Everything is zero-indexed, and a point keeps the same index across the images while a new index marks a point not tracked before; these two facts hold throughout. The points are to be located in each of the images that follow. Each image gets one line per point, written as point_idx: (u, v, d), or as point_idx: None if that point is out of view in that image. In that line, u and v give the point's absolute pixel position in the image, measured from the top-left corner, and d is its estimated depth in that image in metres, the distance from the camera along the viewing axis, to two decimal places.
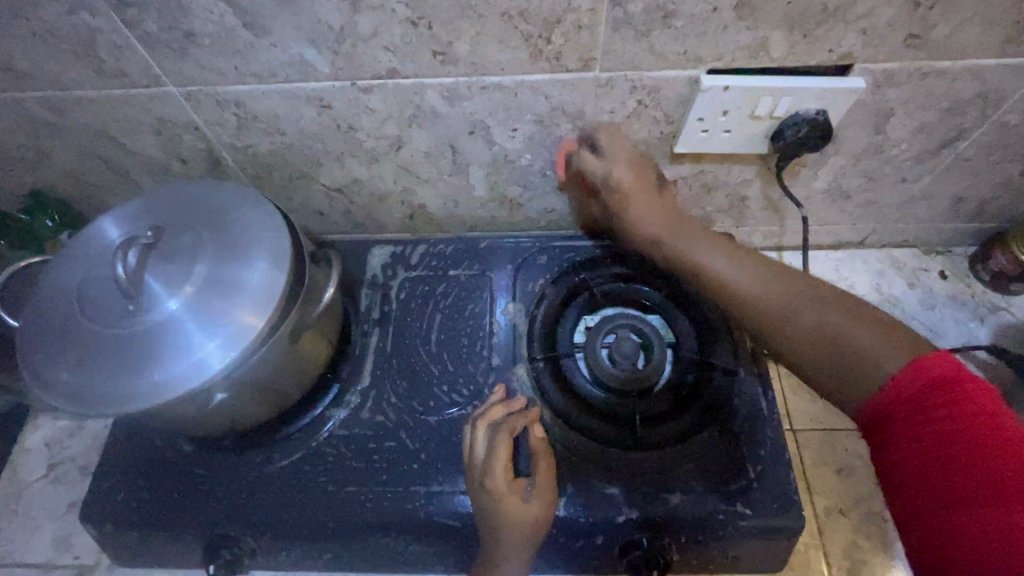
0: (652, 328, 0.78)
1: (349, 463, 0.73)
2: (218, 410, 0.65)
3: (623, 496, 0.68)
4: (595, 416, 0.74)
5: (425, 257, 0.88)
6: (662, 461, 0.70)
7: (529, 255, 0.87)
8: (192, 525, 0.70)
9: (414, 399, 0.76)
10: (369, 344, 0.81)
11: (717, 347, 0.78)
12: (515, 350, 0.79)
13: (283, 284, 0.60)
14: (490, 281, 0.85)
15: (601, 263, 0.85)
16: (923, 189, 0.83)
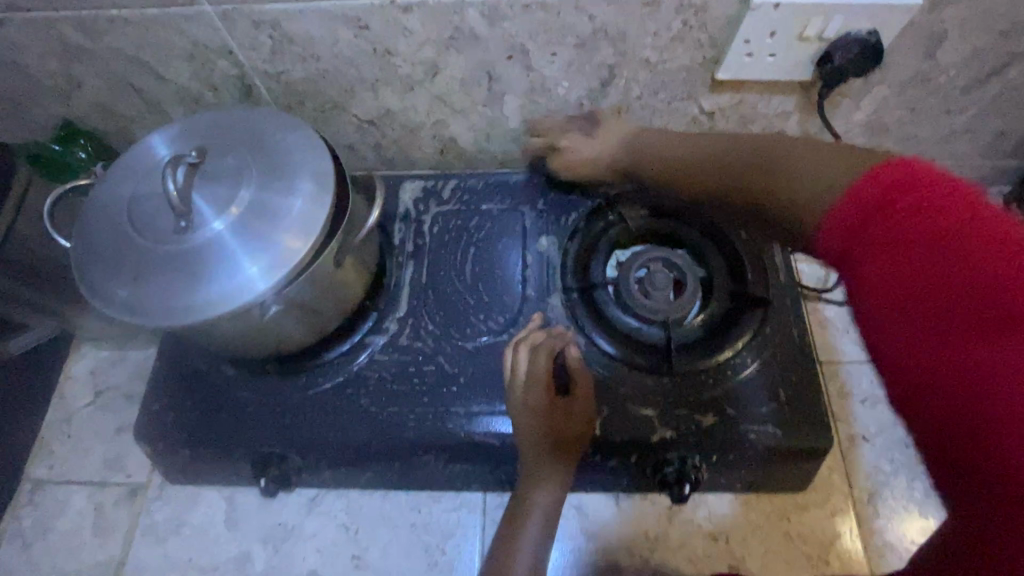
0: (685, 263, 0.79)
1: (390, 387, 0.75)
2: (266, 330, 0.66)
3: (657, 417, 0.71)
4: (628, 346, 0.76)
5: (457, 192, 0.87)
6: (694, 387, 0.72)
7: (561, 190, 0.86)
8: (242, 442, 0.74)
9: (451, 328, 0.78)
10: (405, 276, 0.82)
11: (751, 279, 0.78)
12: (548, 282, 0.80)
13: (326, 209, 0.60)
14: (523, 215, 0.85)
15: (634, 198, 0.85)
16: (966, 122, 0.81)
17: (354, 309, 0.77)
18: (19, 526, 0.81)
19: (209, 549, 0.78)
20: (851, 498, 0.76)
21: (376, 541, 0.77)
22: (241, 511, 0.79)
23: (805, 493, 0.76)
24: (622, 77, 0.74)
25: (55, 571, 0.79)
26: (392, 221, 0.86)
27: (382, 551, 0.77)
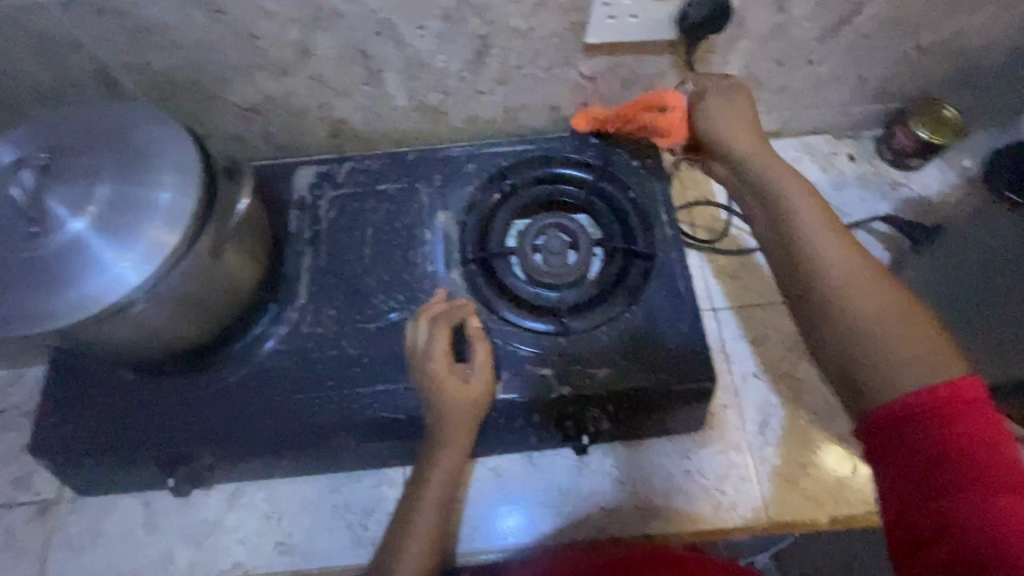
0: (580, 226, 0.81)
1: (294, 374, 0.75)
2: (151, 329, 0.65)
3: (555, 375, 0.74)
4: (528, 310, 0.78)
5: (352, 174, 0.87)
6: (589, 343, 0.76)
7: (456, 164, 0.87)
8: (147, 446, 0.73)
9: (353, 310, 0.78)
10: (303, 263, 0.81)
11: (640, 237, 0.81)
12: (448, 257, 0.81)
13: (192, 194, 0.59)
14: (420, 193, 0.85)
15: (528, 166, 0.86)
16: (830, 71, 0.86)
17: (251, 300, 0.76)
18: None
19: (129, 555, 0.78)
20: (742, 431, 0.82)
21: (300, 526, 0.79)
22: (161, 513, 0.79)
23: (701, 431, 0.82)
24: (497, 47, 0.75)
25: None
26: (287, 209, 0.85)
27: (307, 534, 0.79)
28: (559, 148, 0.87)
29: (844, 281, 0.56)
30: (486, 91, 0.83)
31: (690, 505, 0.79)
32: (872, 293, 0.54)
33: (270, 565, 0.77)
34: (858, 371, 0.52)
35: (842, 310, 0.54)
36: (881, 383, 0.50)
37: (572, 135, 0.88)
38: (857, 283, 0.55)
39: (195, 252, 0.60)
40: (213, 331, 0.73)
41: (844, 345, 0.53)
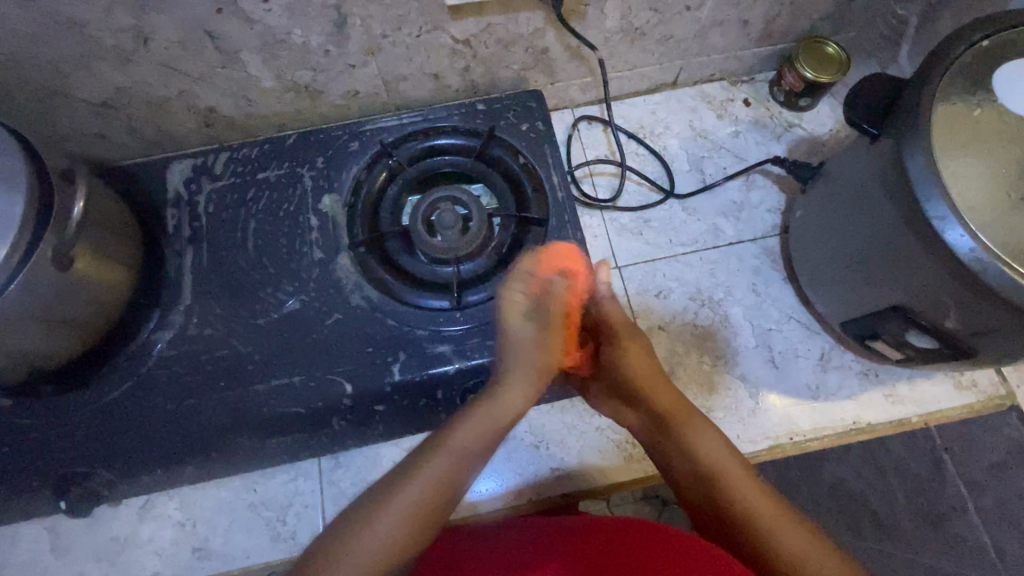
0: (472, 197, 0.77)
1: (183, 378, 0.73)
2: (6, 348, 0.62)
3: (452, 350, 0.74)
4: (423, 287, 0.78)
5: (230, 164, 0.82)
6: (485, 313, 0.75)
7: (339, 144, 0.83)
8: (35, 470, 0.70)
9: (241, 306, 0.76)
10: (184, 263, 0.78)
11: (531, 203, 0.81)
12: (337, 241, 0.79)
13: (20, 197, 0.56)
14: (303, 178, 0.82)
15: (414, 140, 0.83)
16: (710, 14, 0.85)
17: (124, 307, 0.73)
18: None
19: None
20: None
21: (216, 529, 0.78)
22: (70, 533, 0.77)
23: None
24: (355, 15, 0.71)
25: None
26: (162, 208, 0.80)
27: (224, 535, 0.77)
28: (443, 117, 0.84)
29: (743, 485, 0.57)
30: (358, 63, 0.79)
31: (603, 462, 0.81)
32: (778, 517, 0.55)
33: (188, 572, 0.76)
34: None
35: (741, 507, 0.56)
36: None
37: (456, 103, 0.86)
38: (742, 484, 0.57)
39: (31, 265, 0.56)
40: (87, 341, 0.70)
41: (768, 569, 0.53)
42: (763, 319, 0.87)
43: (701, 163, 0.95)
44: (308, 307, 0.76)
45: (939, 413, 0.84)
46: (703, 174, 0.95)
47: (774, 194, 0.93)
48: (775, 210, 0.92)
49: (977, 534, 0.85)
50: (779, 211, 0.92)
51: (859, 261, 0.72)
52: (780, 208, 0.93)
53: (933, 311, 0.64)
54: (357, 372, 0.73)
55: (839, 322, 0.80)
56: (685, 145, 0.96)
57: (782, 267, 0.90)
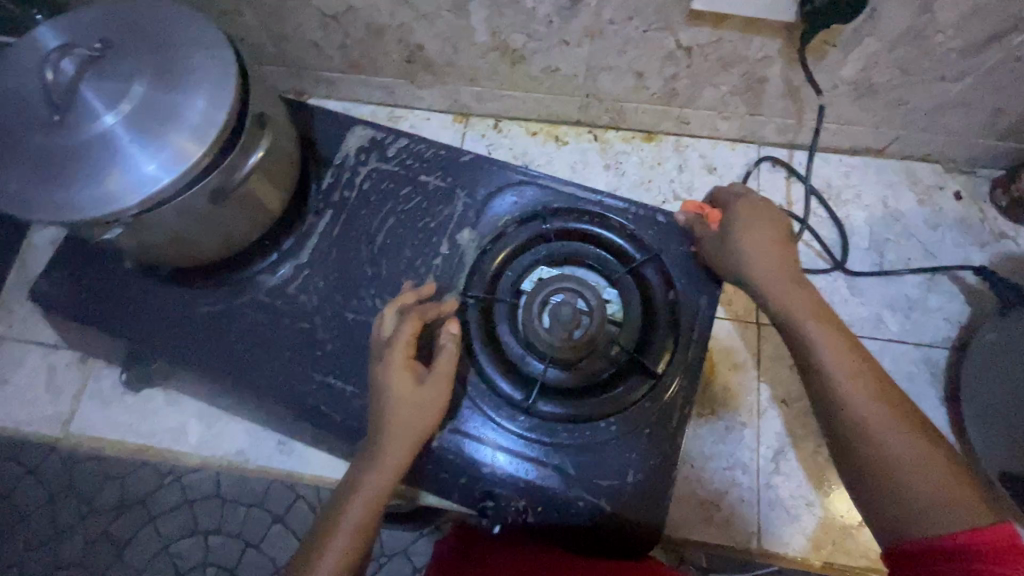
0: (599, 301, 0.71)
1: (323, 282, 0.78)
2: (161, 239, 0.66)
3: (498, 449, 0.70)
4: (505, 370, 0.73)
5: (403, 152, 0.83)
6: (546, 431, 0.71)
7: (506, 185, 0.80)
8: (170, 338, 0.77)
9: (339, 292, 0.77)
10: (318, 224, 0.80)
11: (654, 345, 0.73)
12: (452, 279, 0.77)
13: (224, 114, 0.60)
14: (456, 202, 0.80)
15: (577, 217, 0.78)
16: (961, 92, 0.76)
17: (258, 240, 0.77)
18: None
19: (148, 420, 0.83)
20: (755, 455, 0.78)
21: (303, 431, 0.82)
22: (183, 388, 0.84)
23: (711, 443, 0.78)
24: None
25: (17, 419, 0.85)
26: (327, 166, 0.82)
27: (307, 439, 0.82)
28: (619, 208, 0.79)
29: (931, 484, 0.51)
30: (573, 42, 0.78)
31: (678, 513, 0.76)
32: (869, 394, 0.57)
33: (269, 460, 0.81)
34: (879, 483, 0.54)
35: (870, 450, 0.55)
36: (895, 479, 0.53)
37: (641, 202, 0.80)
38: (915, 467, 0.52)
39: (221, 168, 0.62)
40: (225, 254, 0.75)
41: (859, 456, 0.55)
42: None
43: (882, 244, 0.86)
44: (441, 288, 0.76)
45: None
46: (882, 259, 0.86)
47: (957, 305, 0.83)
48: (954, 320, 0.82)
49: None
50: (957, 322, 0.83)
51: None
52: (959, 320, 0.83)
53: None
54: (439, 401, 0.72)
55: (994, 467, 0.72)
56: (872, 221, 0.88)
57: (939, 386, 0.80)
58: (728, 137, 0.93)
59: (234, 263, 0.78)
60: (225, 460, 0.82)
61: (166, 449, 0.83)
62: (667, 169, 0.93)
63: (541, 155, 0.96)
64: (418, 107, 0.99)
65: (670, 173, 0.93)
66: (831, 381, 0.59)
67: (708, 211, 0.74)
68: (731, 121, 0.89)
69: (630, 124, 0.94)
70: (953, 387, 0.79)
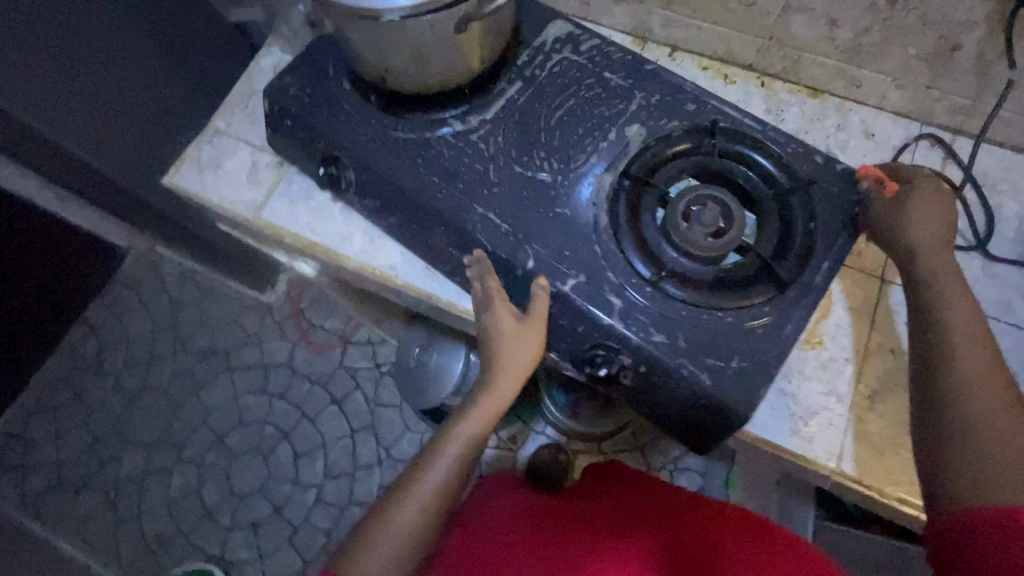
0: (741, 212, 0.79)
1: (500, 138, 0.86)
2: (404, 56, 0.79)
3: (619, 308, 0.78)
4: (642, 248, 0.80)
5: (594, 50, 0.91)
6: (669, 306, 0.78)
7: (679, 98, 0.87)
8: (361, 151, 0.86)
9: (514, 148, 0.86)
10: (507, 90, 0.89)
11: (787, 260, 0.79)
12: (612, 162, 0.85)
13: None
14: (634, 100, 0.88)
15: (739, 139, 0.84)
16: None
17: (455, 87, 0.87)
18: (198, 155, 1.05)
19: (324, 223, 0.97)
20: (853, 389, 0.82)
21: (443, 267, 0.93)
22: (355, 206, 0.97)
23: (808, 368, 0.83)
24: None
25: (218, 196, 1.02)
26: (526, 46, 0.91)
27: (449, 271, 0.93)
28: (780, 141, 0.85)
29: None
30: None
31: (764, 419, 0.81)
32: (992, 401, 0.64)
33: (413, 280, 0.93)
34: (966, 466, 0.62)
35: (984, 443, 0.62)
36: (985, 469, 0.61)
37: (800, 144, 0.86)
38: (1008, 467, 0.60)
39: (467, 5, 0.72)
40: (431, 91, 0.86)
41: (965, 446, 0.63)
42: None
43: None
44: (602, 167, 0.84)
45: None
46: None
47: None
48: None
49: None
50: None
51: None
52: None
53: None
54: (579, 258, 0.80)
55: None
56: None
57: None
58: (892, 110, 0.96)
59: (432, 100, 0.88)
60: (377, 271, 0.94)
61: (330, 249, 0.96)
62: (826, 126, 0.98)
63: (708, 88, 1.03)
64: (602, 24, 1.07)
65: (827, 130, 0.98)
66: (956, 380, 0.66)
67: (889, 179, 0.80)
68: (906, 91, 0.93)
69: (802, 77, 0.99)
70: None
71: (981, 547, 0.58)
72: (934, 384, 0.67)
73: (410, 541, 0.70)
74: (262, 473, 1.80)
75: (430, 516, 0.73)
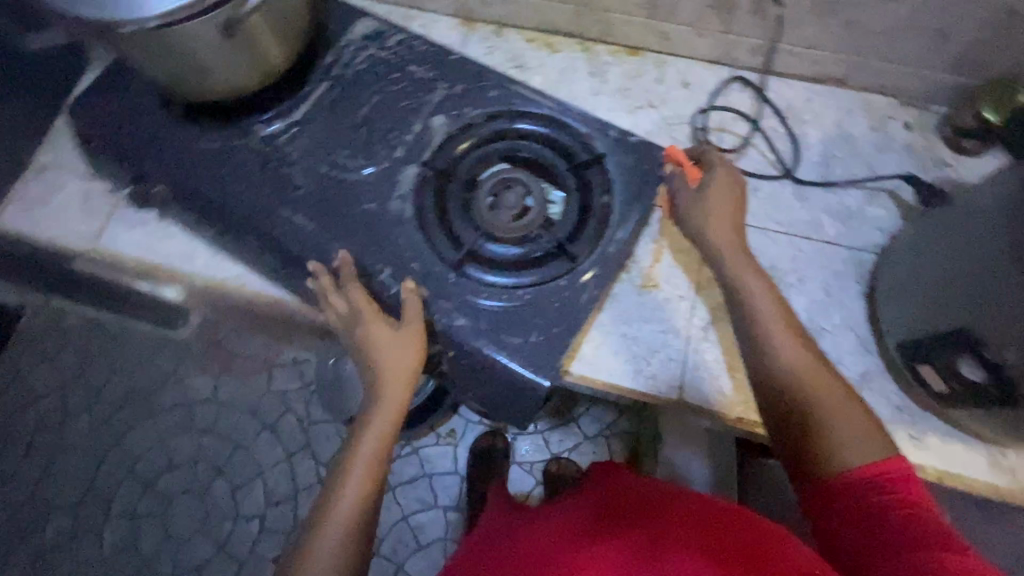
0: (542, 195, 0.82)
1: (311, 139, 0.86)
2: (178, 65, 0.75)
3: (425, 297, 0.78)
4: (447, 234, 0.80)
5: (400, 44, 0.91)
6: (474, 289, 0.79)
7: (481, 82, 0.88)
8: (172, 170, 0.87)
9: (321, 149, 0.86)
10: (315, 91, 0.89)
11: (588, 225, 0.82)
12: (416, 152, 0.85)
13: None
14: (437, 91, 0.88)
15: (539, 121, 0.86)
16: (908, 14, 0.84)
17: (257, 90, 0.86)
18: (25, 193, 1.00)
19: (162, 244, 0.95)
20: (686, 321, 0.87)
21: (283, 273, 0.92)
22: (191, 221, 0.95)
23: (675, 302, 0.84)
24: None
25: (49, 233, 0.98)
26: (330, 46, 0.91)
27: None
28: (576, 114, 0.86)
29: (884, 447, 0.60)
30: None
31: (592, 366, 0.85)
32: (816, 372, 0.66)
33: (260, 284, 0.92)
34: (820, 449, 0.62)
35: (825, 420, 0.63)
36: (837, 446, 0.61)
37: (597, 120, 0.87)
38: (855, 436, 0.61)
39: (226, 10, 0.69)
40: (230, 98, 0.85)
41: (814, 427, 0.63)
42: (823, 318, 0.86)
43: (830, 160, 0.95)
44: (406, 160, 0.84)
45: (949, 476, 0.78)
46: (828, 173, 0.94)
47: (890, 218, 0.91)
48: (885, 229, 0.90)
49: None
50: (889, 232, 0.90)
51: (934, 291, 0.70)
52: (890, 230, 0.90)
53: (997, 340, 0.61)
54: (384, 251, 0.80)
55: (895, 342, 0.78)
56: (826, 140, 0.96)
57: (863, 283, 0.87)
58: (704, 57, 1.02)
59: (240, 106, 0.88)
60: (226, 281, 0.93)
61: (176, 268, 0.95)
62: (646, 81, 1.02)
63: (534, 60, 1.05)
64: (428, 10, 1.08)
65: (648, 84, 1.02)
66: (782, 361, 0.67)
67: (688, 166, 0.82)
68: (708, 39, 0.98)
69: (618, 38, 1.03)
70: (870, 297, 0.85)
71: (857, 520, 0.57)
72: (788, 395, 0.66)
73: None
74: (152, 552, 1.40)
75: (353, 541, 0.63)
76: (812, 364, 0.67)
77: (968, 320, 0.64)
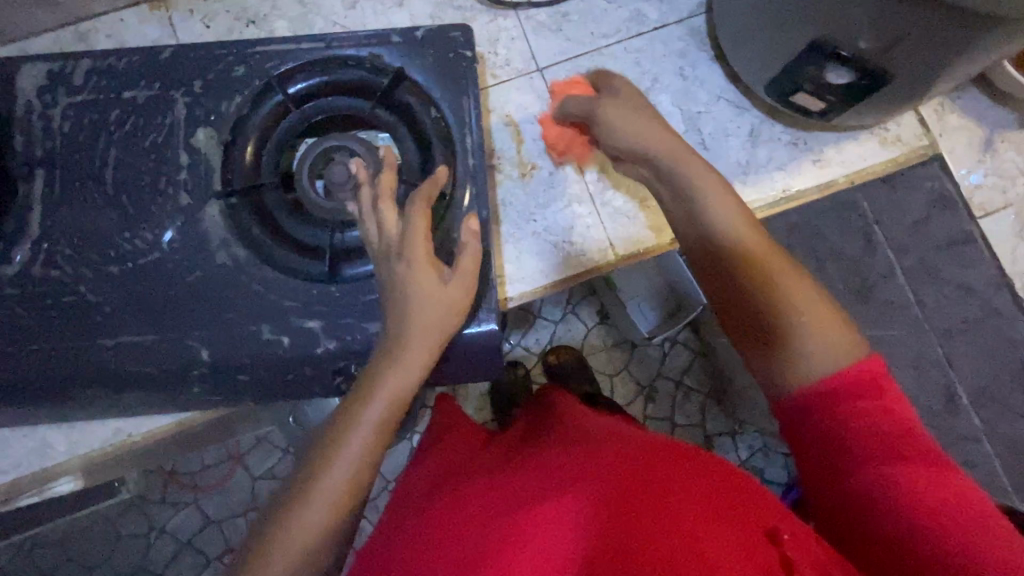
0: (368, 146, 0.67)
1: (75, 245, 0.67)
2: None
3: (322, 328, 0.66)
4: (299, 250, 0.67)
5: (92, 74, 0.69)
6: (364, 287, 0.67)
7: (218, 64, 0.70)
8: None
9: (94, 249, 0.67)
10: (35, 190, 0.68)
11: (434, 148, 0.69)
12: (204, 186, 0.68)
13: None
14: (177, 103, 0.69)
15: (311, 71, 0.70)
16: None
17: None
18: None
19: (3, 456, 0.74)
20: (581, 182, 0.81)
21: None
22: None
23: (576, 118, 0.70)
24: None
25: None
26: (12, 127, 0.69)
27: None
28: (344, 39, 0.70)
29: (891, 422, 0.48)
30: None
31: (527, 278, 0.79)
32: (812, 316, 0.51)
33: (146, 426, 0.75)
34: (811, 421, 0.50)
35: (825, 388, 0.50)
36: (830, 423, 0.49)
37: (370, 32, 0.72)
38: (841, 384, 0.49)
39: None
40: None
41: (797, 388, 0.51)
42: (692, 103, 0.83)
43: None
44: (199, 202, 0.68)
45: (854, 177, 0.82)
46: None
47: None
48: None
49: (905, 294, 0.95)
50: None
51: (775, 16, 0.66)
52: None
53: (846, 34, 0.59)
54: (247, 311, 0.66)
55: (763, 87, 0.76)
56: None
57: (708, 48, 0.84)
58: None
59: None
60: (107, 446, 0.75)
61: (41, 469, 0.75)
62: None
63: (263, 3, 0.83)
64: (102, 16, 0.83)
65: None
66: (771, 304, 0.52)
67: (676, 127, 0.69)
68: None
69: None
70: (722, 56, 0.82)
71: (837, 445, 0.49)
72: (761, 315, 0.53)
73: (317, 556, 0.50)
74: None
75: (348, 508, 0.52)
76: (818, 315, 0.51)
77: (813, 32, 0.62)
